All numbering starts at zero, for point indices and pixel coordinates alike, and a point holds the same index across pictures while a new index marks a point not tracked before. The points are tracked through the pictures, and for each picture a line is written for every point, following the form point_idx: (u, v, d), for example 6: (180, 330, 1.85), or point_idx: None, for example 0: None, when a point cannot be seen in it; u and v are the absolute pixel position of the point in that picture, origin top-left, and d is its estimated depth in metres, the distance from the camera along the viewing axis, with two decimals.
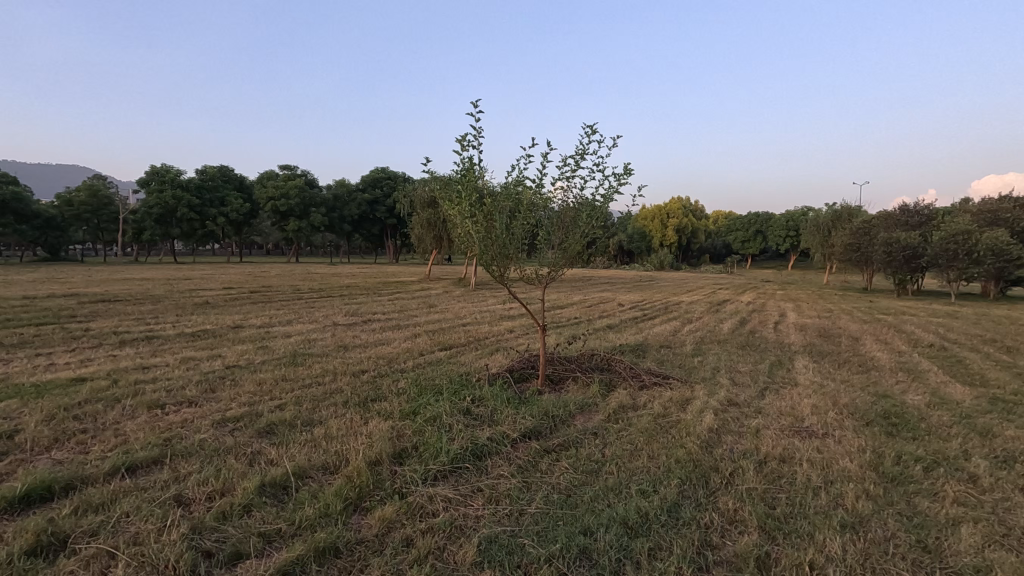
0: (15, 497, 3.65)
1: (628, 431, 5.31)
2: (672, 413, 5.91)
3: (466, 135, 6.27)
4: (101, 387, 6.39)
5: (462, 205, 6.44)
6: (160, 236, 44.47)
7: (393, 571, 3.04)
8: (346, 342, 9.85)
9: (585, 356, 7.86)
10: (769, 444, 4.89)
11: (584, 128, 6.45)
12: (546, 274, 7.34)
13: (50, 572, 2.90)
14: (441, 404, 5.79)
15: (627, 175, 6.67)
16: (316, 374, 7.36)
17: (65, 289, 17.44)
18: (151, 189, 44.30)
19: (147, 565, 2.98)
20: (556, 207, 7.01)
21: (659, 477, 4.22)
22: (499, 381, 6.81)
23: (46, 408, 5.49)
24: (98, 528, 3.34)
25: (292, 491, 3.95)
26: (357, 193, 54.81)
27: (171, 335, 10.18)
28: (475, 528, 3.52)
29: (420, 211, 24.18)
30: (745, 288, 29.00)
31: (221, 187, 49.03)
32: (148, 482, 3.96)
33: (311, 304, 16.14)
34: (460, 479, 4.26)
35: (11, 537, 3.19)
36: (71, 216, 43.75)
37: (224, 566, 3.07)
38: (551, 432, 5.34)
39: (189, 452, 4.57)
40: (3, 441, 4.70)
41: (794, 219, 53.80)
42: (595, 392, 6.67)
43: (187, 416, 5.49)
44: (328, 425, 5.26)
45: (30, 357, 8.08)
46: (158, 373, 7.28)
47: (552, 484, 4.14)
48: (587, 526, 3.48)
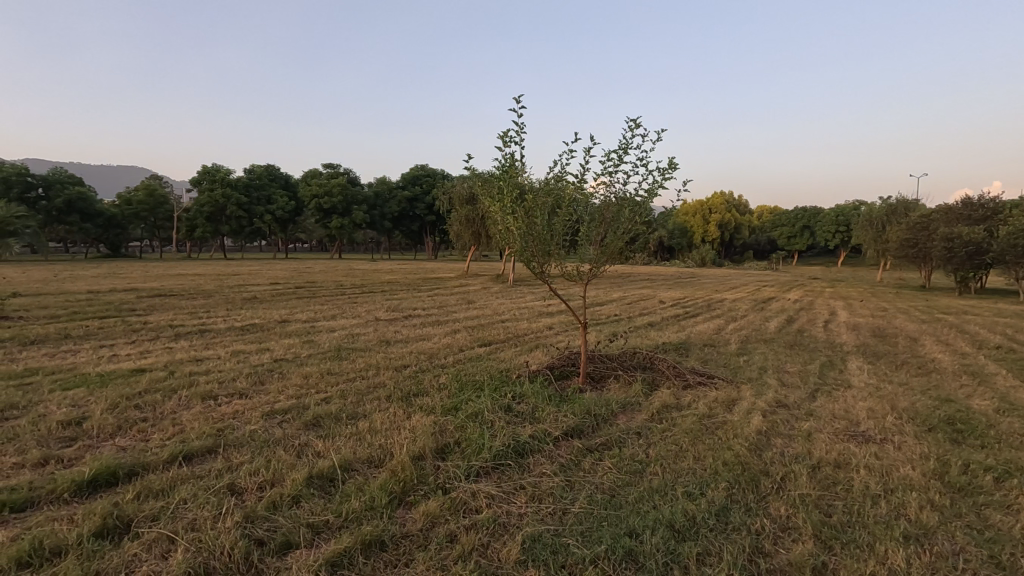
0: (83, 481, 3.85)
1: (672, 431, 5.20)
2: (718, 413, 5.76)
3: (508, 131, 6.25)
4: (158, 378, 6.69)
5: (503, 202, 6.44)
6: (211, 233, 46.40)
7: (438, 567, 3.05)
8: (388, 337, 10.02)
9: (627, 354, 7.73)
10: (822, 449, 4.69)
11: (627, 121, 6.33)
12: (587, 271, 7.21)
13: (116, 554, 3.04)
14: (483, 400, 5.81)
15: (672, 170, 6.52)
16: (359, 368, 7.51)
17: (124, 283, 18.33)
18: (203, 189, 46.30)
19: (204, 550, 3.08)
20: (597, 203, 6.89)
21: (706, 479, 4.10)
22: (540, 379, 6.78)
23: (110, 397, 5.79)
24: (158, 514, 3.49)
25: (338, 483, 4.03)
26: (397, 190, 55.74)
27: (223, 329, 10.59)
28: (519, 526, 3.50)
29: (459, 208, 24.33)
30: (792, 286, 27.93)
31: (268, 185, 50.78)
32: (203, 471, 4.12)
33: (353, 299, 16.41)
34: (502, 476, 4.26)
35: (80, 519, 3.36)
36: (130, 215, 45.96)
37: (276, 555, 3.15)
38: (593, 431, 5.27)
39: (241, 442, 4.72)
40: (71, 427, 4.98)
41: (844, 213, 51.59)
42: (637, 391, 6.53)
43: (238, 407, 5.68)
44: (372, 419, 5.36)
45: (95, 348, 8.55)
46: (211, 365, 7.58)
47: (596, 484, 4.08)
48: (632, 527, 3.41)
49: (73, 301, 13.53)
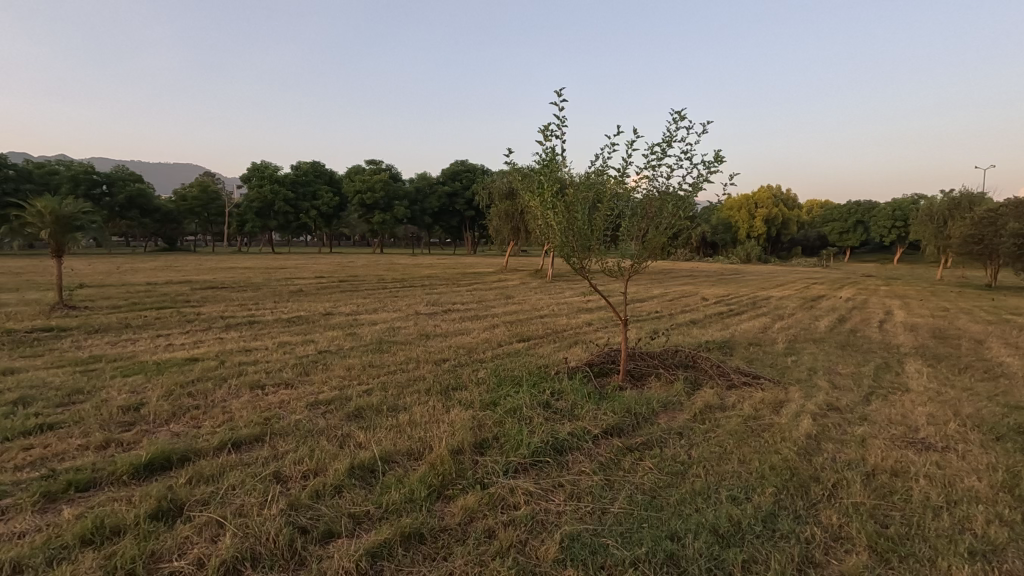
0: (140, 464, 4.04)
1: (715, 432, 5.05)
2: (764, 415, 5.56)
3: (549, 125, 6.20)
4: (210, 367, 6.98)
5: (544, 197, 6.38)
6: (260, 228, 48.10)
7: (476, 563, 3.05)
8: (428, 331, 10.14)
9: (668, 352, 7.56)
10: (877, 455, 4.46)
11: (671, 114, 6.17)
12: (629, 268, 7.09)
13: (169, 536, 3.17)
14: (521, 396, 5.80)
15: (717, 163, 6.32)
16: (400, 361, 7.61)
17: (180, 276, 19.24)
18: (253, 185, 48.07)
19: (251, 536, 3.18)
20: (639, 197, 6.75)
21: (752, 484, 3.96)
22: (579, 375, 6.72)
23: (165, 385, 6.07)
24: (209, 498, 3.62)
25: (379, 474, 4.09)
26: (437, 185, 56.28)
27: (271, 321, 10.96)
28: (557, 524, 3.47)
29: (498, 203, 24.39)
30: (844, 283, 26.77)
31: (313, 181, 52.25)
32: (250, 458, 4.26)
33: (394, 293, 16.68)
34: (540, 473, 4.22)
35: (137, 501, 3.52)
36: (185, 210, 48.16)
37: (318, 542, 3.22)
38: (633, 430, 5.17)
39: (287, 431, 4.86)
40: (131, 412, 5.24)
41: (901, 208, 49.07)
42: (679, 390, 6.38)
43: (284, 397, 5.86)
44: (412, 412, 5.42)
45: (152, 337, 8.99)
46: (259, 355, 7.85)
47: (636, 484, 4.01)
48: (674, 531, 3.33)
49: (133, 292, 14.29)
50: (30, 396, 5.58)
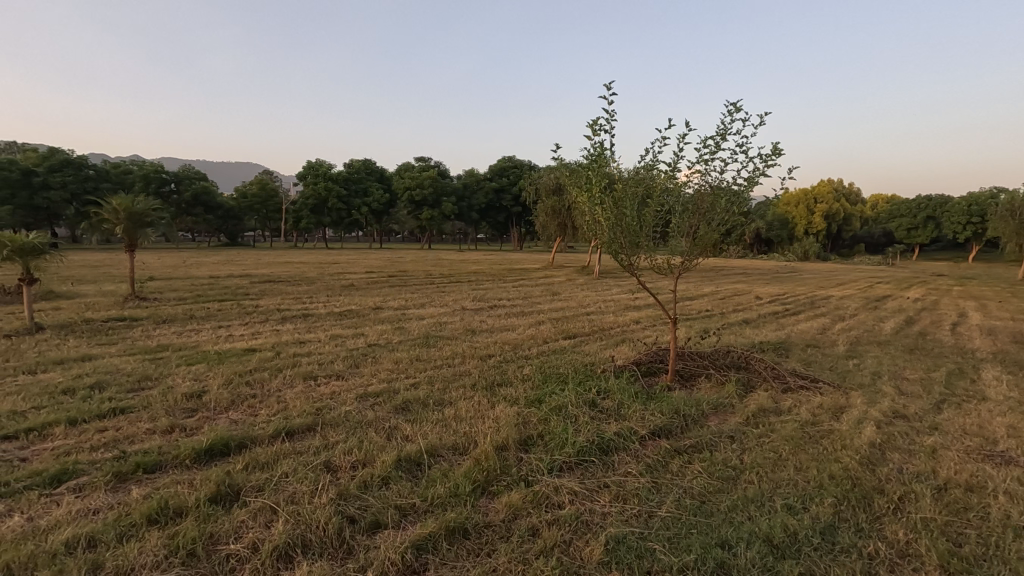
0: (201, 450, 4.24)
1: (770, 436, 4.85)
2: (822, 420, 5.29)
3: (598, 120, 6.09)
4: (267, 358, 7.27)
5: (591, 192, 6.28)
6: (314, 224, 49.80)
7: (519, 560, 3.03)
8: (474, 326, 10.22)
9: (719, 352, 7.30)
10: (950, 468, 4.16)
11: (727, 105, 5.94)
12: (678, 265, 6.89)
13: (227, 519, 3.32)
14: (567, 394, 5.75)
15: (775, 156, 6.04)
16: (446, 356, 7.70)
17: (240, 270, 20.17)
18: (308, 182, 49.90)
19: (303, 523, 3.28)
20: (690, 192, 6.54)
21: (808, 493, 3.77)
22: (626, 374, 6.60)
23: (225, 374, 6.36)
24: (263, 484, 3.77)
25: (425, 468, 4.14)
26: (484, 181, 56.58)
27: (323, 314, 11.32)
28: (602, 525, 3.41)
29: (545, 199, 24.27)
30: (911, 283, 25.22)
31: (364, 179, 53.64)
32: (302, 447, 4.40)
33: (442, 289, 16.93)
34: (585, 473, 4.16)
35: (199, 484, 3.70)
36: (245, 208, 50.46)
37: (366, 532, 3.29)
38: (681, 431, 5.03)
39: (337, 422, 4.99)
40: (194, 399, 5.52)
41: (978, 202, 45.72)
42: (731, 392, 6.15)
43: (335, 389, 6.03)
44: (457, 406, 5.47)
45: (214, 328, 9.46)
46: (312, 347, 8.12)
47: (685, 488, 3.89)
48: (725, 538, 3.21)
49: (198, 285, 15.11)
50: (104, 381, 5.98)
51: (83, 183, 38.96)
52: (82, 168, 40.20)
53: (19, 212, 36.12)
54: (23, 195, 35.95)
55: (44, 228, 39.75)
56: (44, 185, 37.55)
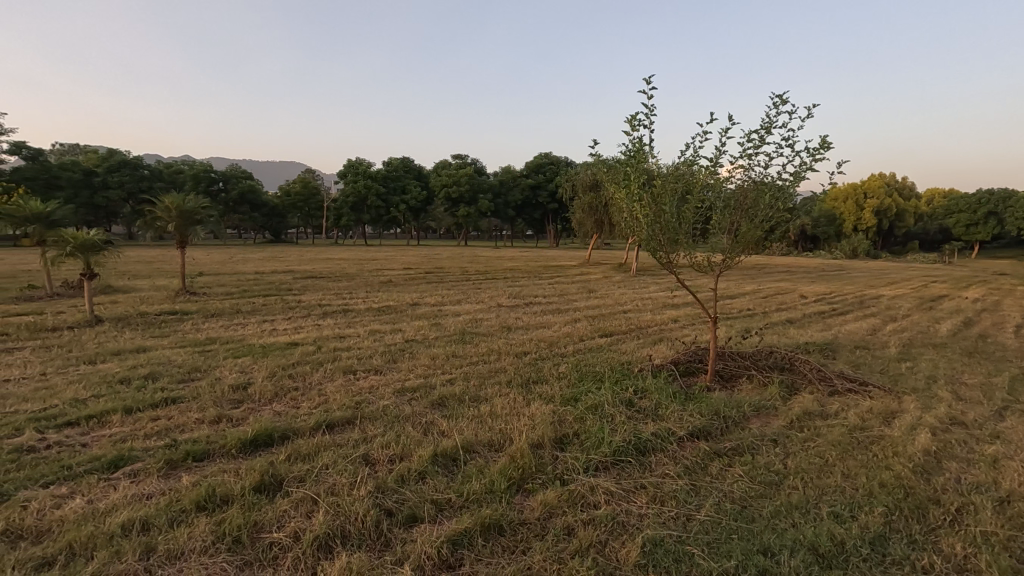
0: (246, 440, 4.39)
1: (815, 441, 4.68)
2: (872, 425, 5.07)
3: (637, 115, 5.98)
4: (308, 352, 7.46)
5: (629, 189, 6.18)
6: (354, 221, 50.88)
7: (554, 559, 3.02)
8: (510, 323, 10.24)
9: (761, 352, 7.09)
10: (1013, 480, 3.91)
11: (772, 97, 5.75)
12: (719, 262, 6.71)
13: (271, 508, 3.43)
14: (603, 393, 5.70)
15: (823, 149, 5.81)
16: (482, 352, 7.74)
17: (284, 266, 20.80)
18: (349, 180, 51.01)
19: (342, 514, 3.35)
20: (733, 188, 6.37)
21: (857, 501, 3.62)
22: (664, 374, 6.48)
23: (269, 367, 6.57)
24: (305, 475, 3.87)
25: (460, 463, 4.17)
26: (521, 178, 56.53)
27: (362, 309, 11.55)
28: (639, 526, 3.36)
29: (582, 195, 24.07)
30: (971, 282, 23.82)
31: (403, 176, 54.44)
32: (342, 440, 4.50)
33: (477, 285, 17.02)
34: (622, 473, 4.11)
35: (244, 473, 3.83)
36: (289, 205, 51.97)
37: (402, 526, 3.34)
38: (721, 433, 4.90)
39: (375, 416, 5.08)
40: (240, 391, 5.72)
41: None
42: (774, 394, 5.97)
43: (374, 383, 6.15)
44: (493, 403, 5.49)
45: (259, 322, 9.79)
46: (351, 342, 8.29)
47: (725, 492, 3.79)
48: (767, 545, 3.11)
49: (244, 280, 15.65)
50: (158, 372, 6.27)
51: (139, 182, 40.93)
52: (138, 168, 42.25)
53: (81, 210, 38.28)
54: (85, 194, 38.06)
55: (104, 225, 41.98)
56: (104, 185, 39.62)
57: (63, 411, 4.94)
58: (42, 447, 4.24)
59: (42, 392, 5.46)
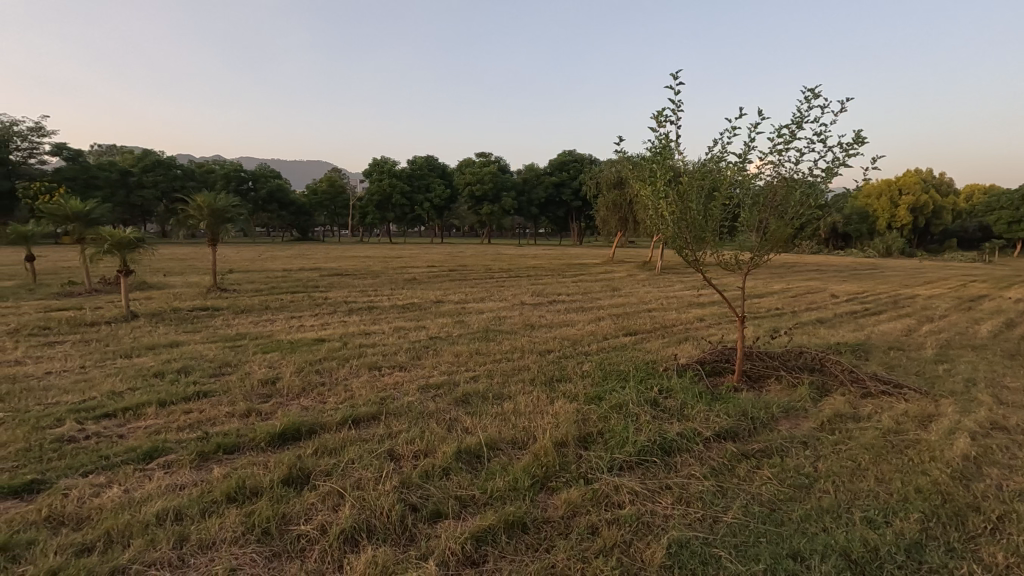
0: (275, 433, 4.47)
1: (847, 444, 4.55)
2: (908, 428, 4.92)
3: (663, 110, 5.89)
4: (334, 348, 7.57)
5: (655, 185, 6.10)
6: (379, 219, 51.42)
7: (578, 558, 3.01)
8: (533, 321, 10.23)
9: (791, 352, 6.94)
10: None
11: (804, 91, 5.59)
12: (748, 260, 6.58)
13: (299, 501, 3.49)
14: (628, 392, 5.64)
15: (858, 144, 5.62)
16: (506, 350, 7.74)
17: (311, 263, 21.15)
18: (374, 179, 51.56)
19: (368, 508, 3.39)
20: (762, 185, 6.23)
21: (891, 506, 3.52)
22: (690, 374, 6.38)
23: (297, 362, 6.69)
24: (331, 469, 3.93)
25: (484, 460, 4.19)
26: (544, 176, 56.36)
27: (387, 306, 11.68)
28: (664, 527, 3.32)
29: (606, 193, 23.87)
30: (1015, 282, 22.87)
31: (427, 175, 54.78)
32: (367, 435, 4.56)
33: (501, 283, 17.03)
34: (647, 473, 4.07)
35: (273, 466, 3.91)
36: (316, 204, 52.79)
37: (427, 521, 3.36)
38: (749, 435, 4.81)
39: (400, 412, 5.13)
40: (269, 385, 5.84)
41: None
42: (804, 395, 5.84)
43: (398, 379, 6.21)
44: (517, 401, 5.49)
45: (286, 318, 9.96)
46: (376, 339, 8.38)
47: (753, 494, 3.72)
48: (797, 550, 3.04)
49: (272, 277, 15.95)
50: (190, 366, 6.44)
51: (172, 182, 42.05)
52: (171, 168, 43.41)
53: (117, 209, 39.49)
54: (121, 194, 39.22)
55: (139, 223, 43.25)
56: (139, 185, 40.79)
57: (101, 403, 5.11)
58: (82, 437, 4.40)
59: (82, 385, 5.66)
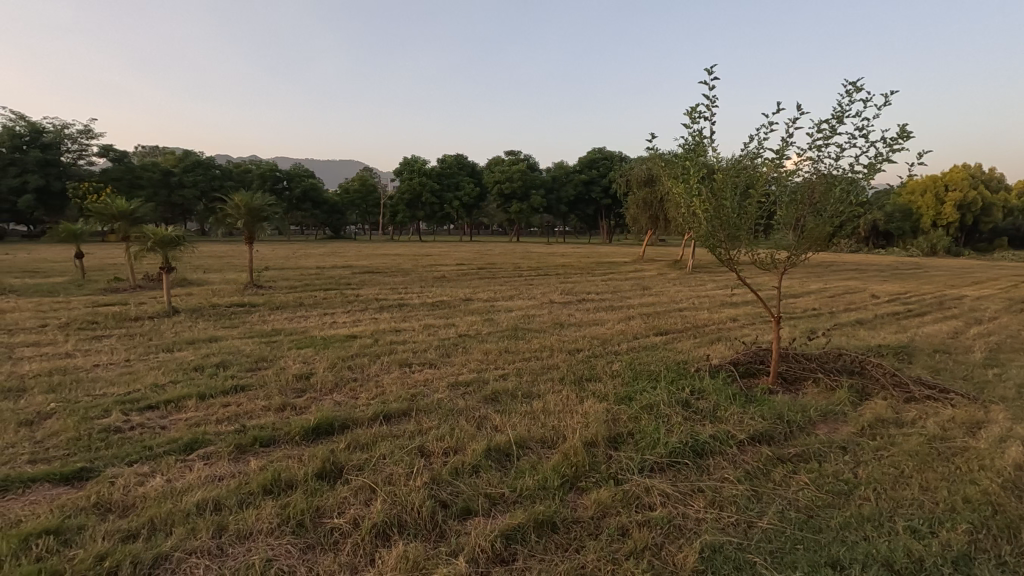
0: (309, 428, 4.57)
1: (889, 450, 4.39)
2: (955, 435, 4.71)
3: (697, 106, 5.77)
4: (366, 344, 7.69)
5: (688, 183, 5.99)
6: (409, 217, 51.97)
7: (608, 559, 2.98)
8: (562, 320, 10.19)
9: (829, 354, 6.73)
10: None
11: (845, 84, 5.40)
12: (784, 259, 6.40)
13: (331, 494, 3.55)
14: (659, 393, 5.56)
15: (902, 139, 5.41)
16: (535, 348, 7.73)
17: (343, 261, 21.54)
18: (405, 178, 52.11)
19: (399, 503, 3.43)
20: (800, 182, 6.04)
21: (937, 516, 3.37)
22: (722, 375, 6.26)
23: (330, 358, 6.82)
24: (363, 464, 3.99)
25: (514, 459, 4.19)
26: (574, 174, 56.02)
27: (417, 304, 11.80)
28: (696, 531, 3.26)
29: (636, 191, 23.58)
30: None
31: (457, 173, 55.10)
32: (398, 431, 4.61)
33: (530, 282, 16.99)
34: (678, 475, 4.00)
35: (307, 460, 3.99)
36: (347, 203, 53.70)
37: (456, 518, 3.39)
38: (785, 439, 4.69)
39: (430, 409, 5.18)
40: (303, 380, 5.97)
41: None
42: (843, 398, 5.66)
43: (428, 376, 6.27)
44: (546, 399, 5.47)
45: (320, 315, 10.16)
46: (407, 336, 8.48)
47: (789, 500, 3.62)
48: (836, 558, 2.95)
49: (306, 275, 16.31)
50: (228, 360, 6.63)
51: (211, 181, 43.36)
52: (210, 168, 44.78)
53: (159, 208, 40.96)
54: (163, 194, 40.69)
55: (181, 222, 44.82)
56: (180, 185, 42.20)
57: (145, 395, 5.30)
58: (127, 427, 4.58)
59: (127, 377, 5.89)
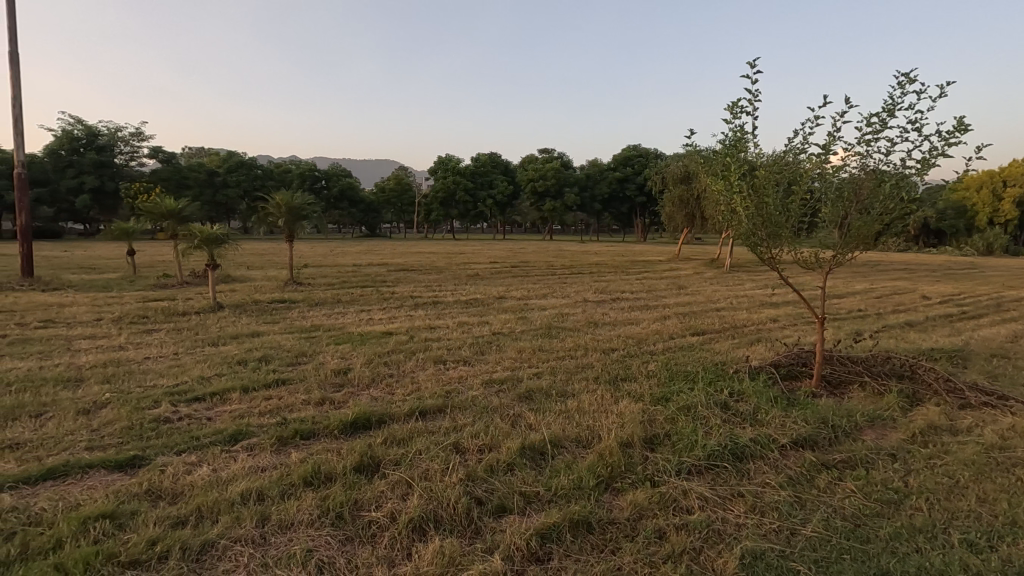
0: (347, 422, 4.65)
1: (942, 459, 4.18)
2: (1015, 445, 4.46)
3: (739, 101, 5.61)
4: (401, 341, 7.80)
5: (728, 179, 5.83)
6: (444, 216, 52.42)
7: (645, 561, 2.94)
8: (597, 319, 10.09)
9: (877, 357, 6.45)
10: None
11: (898, 75, 5.15)
12: (829, 258, 6.16)
13: (369, 488, 3.61)
14: (697, 394, 5.45)
15: (960, 131, 5.13)
16: (568, 347, 7.69)
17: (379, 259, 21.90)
18: (439, 176, 52.57)
19: (435, 499, 3.46)
20: (848, 178, 5.81)
21: (996, 530, 3.20)
22: (763, 377, 6.09)
23: (366, 354, 6.94)
24: (400, 459, 4.04)
25: (548, 457, 4.17)
26: (608, 171, 55.47)
27: (452, 302, 11.89)
28: (736, 537, 3.18)
29: (672, 188, 23.17)
30: None
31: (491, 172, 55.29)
32: (434, 427, 4.66)
33: (563, 280, 16.91)
34: (717, 479, 3.91)
35: (345, 453, 4.07)
36: (383, 202, 54.55)
37: (492, 515, 3.40)
38: (829, 444, 4.53)
39: (465, 406, 5.21)
40: (341, 375, 6.10)
41: None
42: (892, 404, 5.43)
43: (463, 373, 6.31)
44: (580, 399, 5.44)
45: (356, 311, 10.36)
46: (441, 333, 8.55)
47: (834, 507, 3.49)
48: (885, 569, 2.83)
49: (343, 272, 16.65)
50: (270, 355, 6.82)
51: (253, 181, 44.73)
52: (253, 168, 46.21)
53: (205, 207, 42.51)
54: (209, 194, 42.19)
55: (225, 220, 46.43)
56: (224, 185, 43.69)
57: (192, 387, 5.51)
58: (176, 418, 4.76)
59: (175, 370, 6.13)
